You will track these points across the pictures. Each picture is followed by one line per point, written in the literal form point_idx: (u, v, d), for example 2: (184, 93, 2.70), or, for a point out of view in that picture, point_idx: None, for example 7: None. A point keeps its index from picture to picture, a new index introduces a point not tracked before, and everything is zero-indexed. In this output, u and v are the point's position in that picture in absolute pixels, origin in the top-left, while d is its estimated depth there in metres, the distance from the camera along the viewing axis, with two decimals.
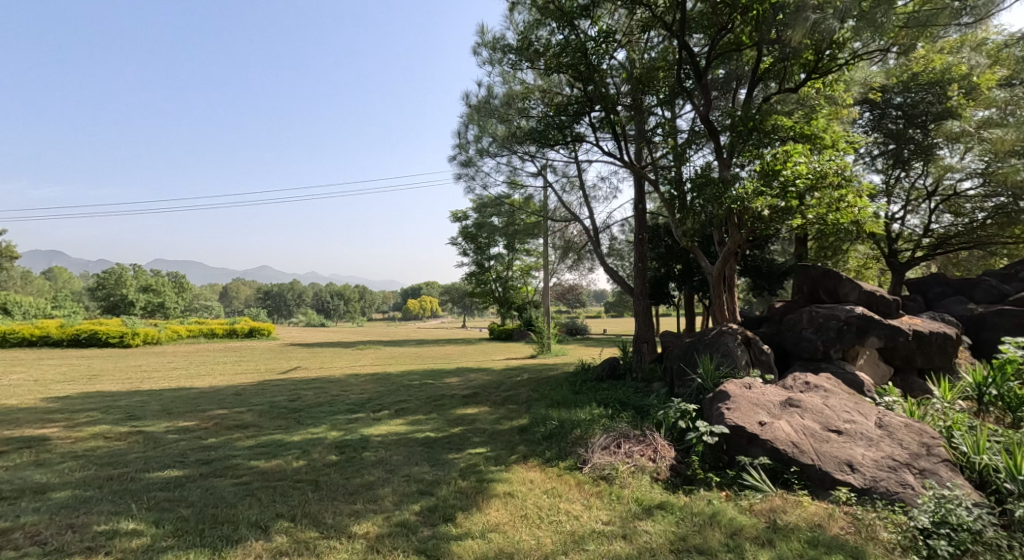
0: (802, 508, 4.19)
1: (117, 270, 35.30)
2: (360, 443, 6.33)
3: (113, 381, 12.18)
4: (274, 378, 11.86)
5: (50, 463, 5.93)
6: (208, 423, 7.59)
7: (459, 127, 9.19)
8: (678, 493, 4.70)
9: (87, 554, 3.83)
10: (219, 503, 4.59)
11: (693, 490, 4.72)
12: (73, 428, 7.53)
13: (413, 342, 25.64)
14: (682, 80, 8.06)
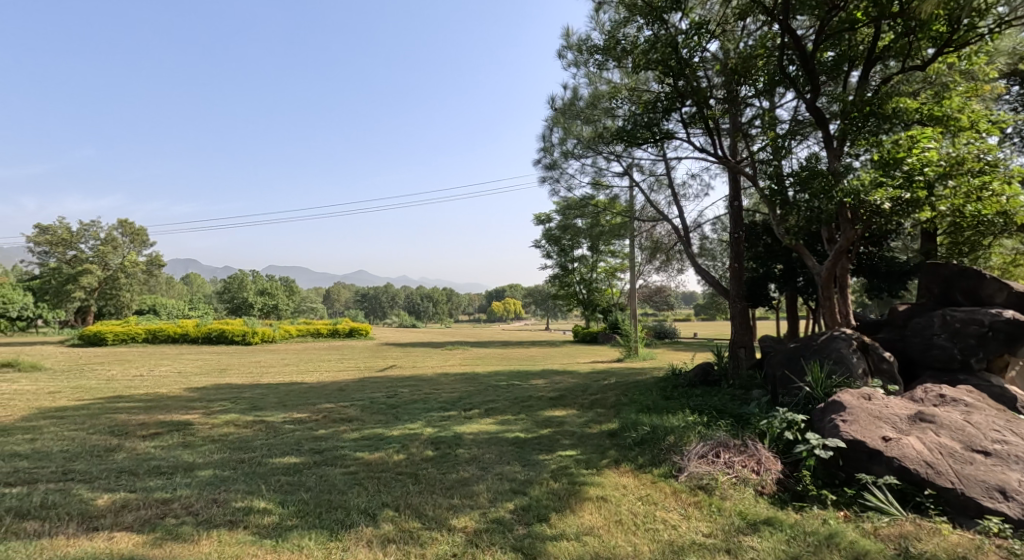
0: (941, 537, 3.78)
1: (238, 276, 39.15)
2: (455, 440, 6.57)
3: (239, 374, 13.55)
4: (373, 376, 12.59)
5: (193, 446, 6.68)
6: (318, 416, 8.20)
7: (545, 130, 9.26)
8: (787, 509, 4.44)
9: (229, 526, 4.19)
10: (332, 489, 4.94)
11: (805, 507, 4.43)
12: (209, 415, 8.44)
13: (499, 343, 26.10)
14: (784, 67, 7.53)
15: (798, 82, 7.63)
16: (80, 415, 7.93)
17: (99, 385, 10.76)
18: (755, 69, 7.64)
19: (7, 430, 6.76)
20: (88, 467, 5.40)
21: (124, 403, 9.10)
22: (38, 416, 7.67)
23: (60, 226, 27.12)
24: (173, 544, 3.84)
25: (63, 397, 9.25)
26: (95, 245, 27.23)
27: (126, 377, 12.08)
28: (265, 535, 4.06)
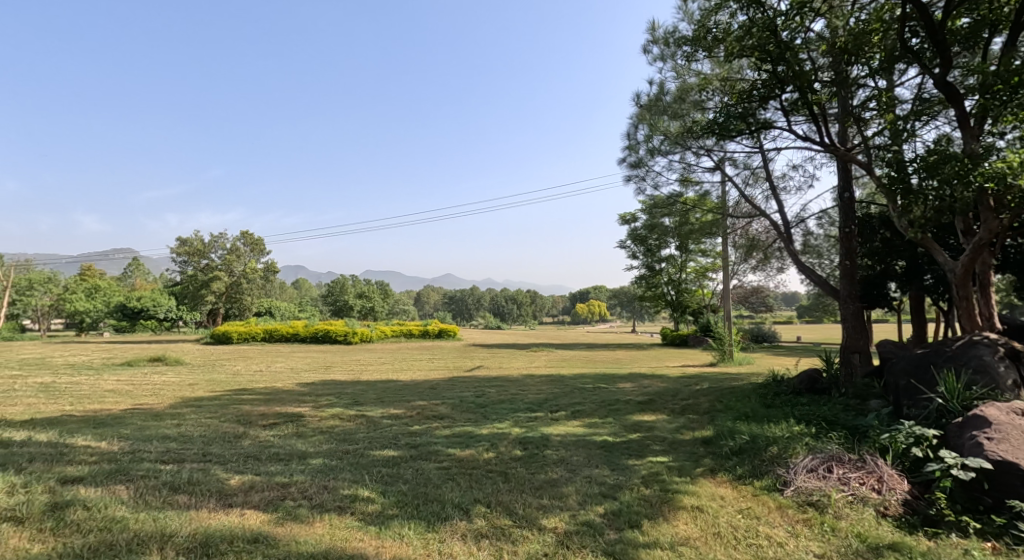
0: None
1: (339, 280, 41.87)
2: (542, 440, 6.68)
3: (342, 371, 14.56)
4: (462, 375, 13.02)
5: (305, 436, 7.29)
6: (413, 412, 8.65)
7: (629, 128, 9.13)
8: (917, 535, 4.11)
9: (338, 511, 4.50)
10: (427, 483, 5.20)
11: (940, 534, 4.07)
12: (318, 408, 9.17)
13: (584, 346, 25.91)
14: (905, 41, 6.84)
15: (923, 56, 6.92)
16: (213, 404, 8.91)
17: (226, 379, 12.03)
18: (871, 45, 6.96)
19: (158, 415, 7.76)
20: (222, 451, 6.09)
21: (248, 395, 10.11)
22: (181, 404, 8.73)
23: (196, 237, 30.30)
24: (292, 524, 4.17)
25: (199, 388, 10.43)
26: (222, 255, 30.20)
27: (248, 372, 13.38)
28: (369, 522, 4.29)
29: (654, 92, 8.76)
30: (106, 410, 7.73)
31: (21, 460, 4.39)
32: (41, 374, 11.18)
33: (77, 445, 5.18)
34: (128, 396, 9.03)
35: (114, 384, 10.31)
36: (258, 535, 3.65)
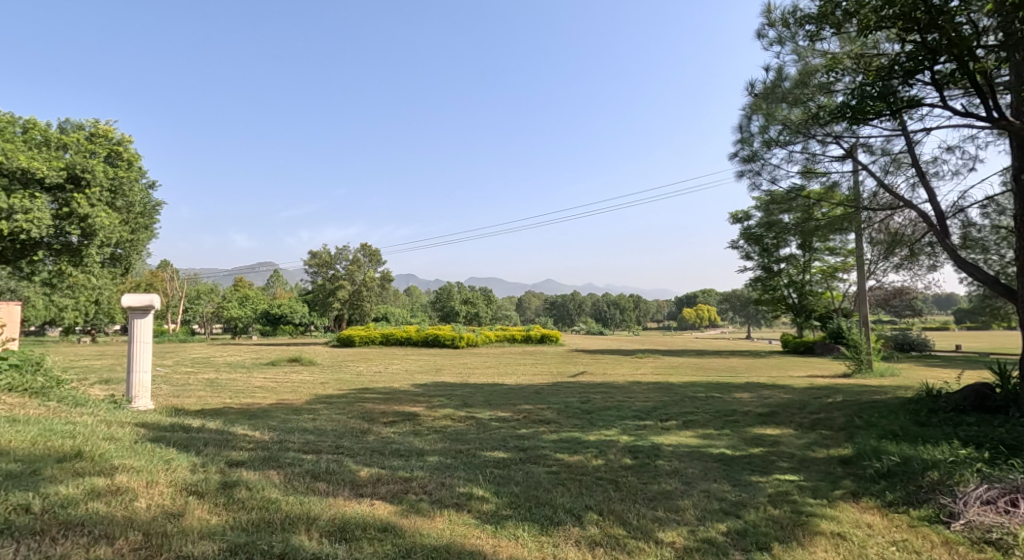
0: None
1: (447, 287, 43.68)
2: (654, 450, 6.53)
3: (452, 374, 15.19)
4: (567, 381, 13.04)
5: (421, 434, 7.71)
6: (520, 415, 8.82)
7: (743, 120, 8.69)
8: None
9: (456, 508, 4.68)
10: (538, 486, 5.25)
11: None
12: (431, 409, 9.64)
13: (695, 352, 24.83)
14: None
15: None
16: (341, 402, 9.71)
17: (351, 378, 13.06)
18: None
19: (297, 409, 8.61)
20: (351, 445, 6.63)
21: (370, 394, 10.89)
22: (314, 400, 9.60)
23: (324, 250, 33.12)
24: (416, 516, 4.41)
25: (329, 386, 11.42)
26: (346, 265, 32.84)
27: (369, 373, 14.42)
28: (485, 520, 4.44)
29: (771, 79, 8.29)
30: (255, 404, 8.73)
31: (199, 443, 5.09)
32: (205, 371, 12.88)
33: (237, 433, 5.91)
34: (272, 392, 10.12)
35: (261, 380, 11.60)
36: (387, 525, 3.94)
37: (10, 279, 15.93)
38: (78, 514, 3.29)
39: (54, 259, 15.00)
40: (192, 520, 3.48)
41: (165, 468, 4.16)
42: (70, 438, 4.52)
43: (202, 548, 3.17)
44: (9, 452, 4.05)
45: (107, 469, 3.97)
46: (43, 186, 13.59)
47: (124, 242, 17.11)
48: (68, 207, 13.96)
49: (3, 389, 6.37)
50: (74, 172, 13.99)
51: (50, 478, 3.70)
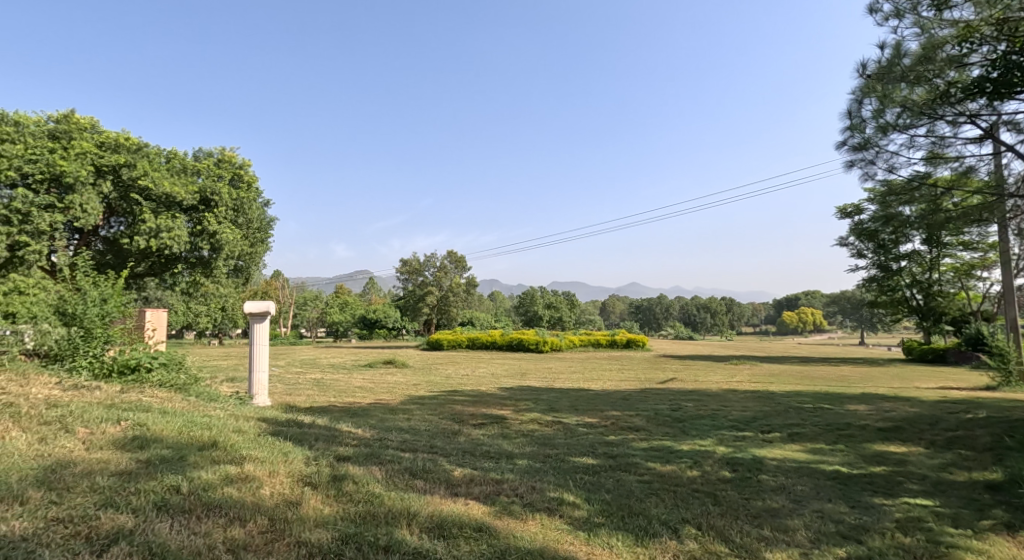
0: None
1: (531, 291, 44.06)
2: (755, 463, 6.22)
3: (537, 378, 15.28)
4: (656, 387, 12.72)
5: (509, 437, 7.84)
6: (607, 422, 8.71)
7: (853, 105, 7.89)
8: None
9: (548, 512, 4.72)
10: (631, 495, 5.16)
11: None
12: (518, 412, 9.75)
13: (799, 360, 23.24)
14: None
15: None
16: (432, 403, 10.09)
17: (441, 381, 13.52)
18: None
19: (392, 409, 9.05)
20: (444, 445, 6.88)
21: (459, 396, 11.22)
22: (408, 401, 10.04)
23: (413, 258, 34.62)
24: (509, 518, 4.50)
25: (421, 388, 11.90)
26: (433, 272, 34.05)
27: (458, 375, 14.86)
28: (578, 527, 4.45)
29: (886, 58, 7.43)
30: (355, 403, 9.29)
31: (310, 438, 5.50)
32: (310, 371, 13.88)
33: (342, 430, 6.32)
34: (370, 392, 10.72)
35: (360, 381, 12.32)
36: (483, 525, 4.07)
37: (156, 290, 18.08)
38: (216, 497, 3.68)
39: (189, 272, 16.81)
40: (309, 509, 3.78)
41: (284, 460, 4.55)
42: (205, 429, 5.07)
43: (318, 535, 3.44)
44: (159, 439, 4.61)
45: (237, 458, 4.40)
46: (182, 208, 15.55)
47: (244, 255, 18.86)
48: (200, 225, 15.71)
49: (153, 385, 7.23)
50: (205, 194, 15.81)
51: (193, 463, 4.17)
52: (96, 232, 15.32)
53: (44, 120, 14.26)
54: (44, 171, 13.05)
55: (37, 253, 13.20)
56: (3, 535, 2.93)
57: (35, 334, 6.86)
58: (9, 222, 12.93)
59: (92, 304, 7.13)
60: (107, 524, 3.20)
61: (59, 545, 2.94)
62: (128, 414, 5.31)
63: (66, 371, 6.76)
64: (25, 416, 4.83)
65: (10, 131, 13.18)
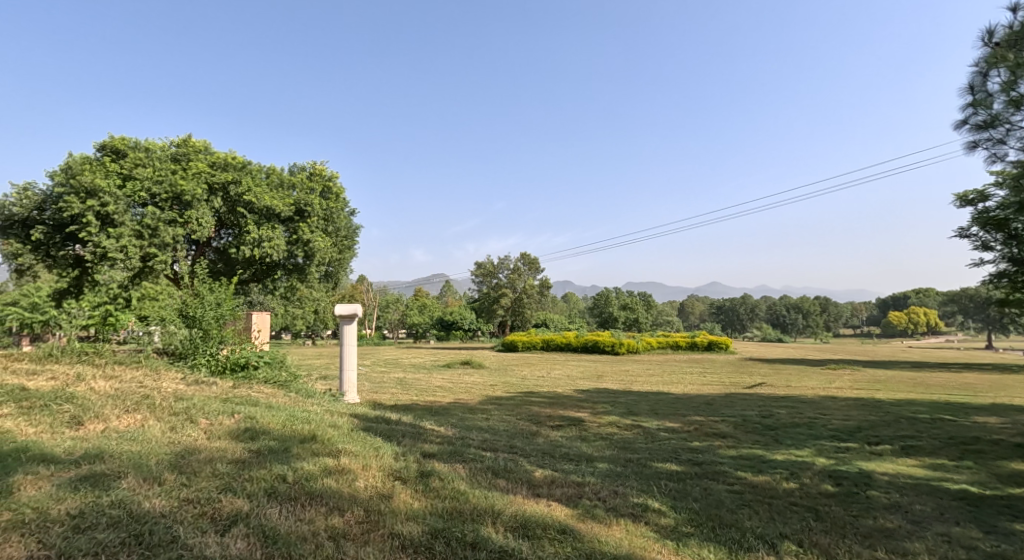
0: None
1: (606, 292, 43.45)
2: (862, 478, 5.77)
3: (614, 381, 15.03)
4: (742, 392, 12.14)
5: (588, 440, 7.77)
6: (691, 427, 8.41)
7: (976, 77, 7.09)
8: None
9: (632, 518, 4.63)
10: (720, 505, 4.94)
11: None
12: (597, 415, 9.65)
13: (909, 365, 21.32)
14: None
15: None
16: (510, 403, 10.19)
17: (518, 382, 13.62)
18: None
19: (471, 409, 9.23)
20: (524, 446, 6.93)
21: (536, 398, 11.27)
22: (486, 401, 10.19)
23: (487, 261, 35.23)
24: (593, 522, 4.45)
25: (498, 388, 12.04)
26: (507, 274, 34.46)
27: (534, 377, 14.94)
28: (665, 535, 4.32)
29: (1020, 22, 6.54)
30: (436, 402, 9.55)
31: (398, 434, 5.72)
32: (393, 371, 14.45)
33: (426, 427, 6.54)
34: (451, 392, 10.99)
35: (440, 381, 12.66)
36: (566, 527, 4.05)
37: (259, 295, 19.46)
38: (318, 487, 3.91)
39: (287, 277, 17.93)
40: (399, 502, 3.93)
41: (375, 454, 4.76)
42: (306, 423, 5.41)
43: (409, 528, 3.56)
44: (267, 431, 4.98)
45: (333, 451, 4.66)
46: (280, 219, 16.65)
47: (335, 261, 19.92)
48: (296, 234, 16.76)
49: (260, 381, 7.81)
50: (299, 206, 16.87)
51: (295, 455, 4.45)
52: (210, 243, 16.77)
53: (167, 145, 15.89)
54: (168, 191, 14.58)
55: (163, 263, 14.88)
56: (146, 511, 3.28)
57: (163, 334, 7.70)
58: (141, 236, 14.52)
59: (209, 307, 7.84)
60: (227, 506, 3.48)
61: (190, 523, 3.24)
62: (240, 407, 5.77)
63: (189, 368, 7.49)
64: (158, 407, 5.40)
65: (141, 156, 14.80)
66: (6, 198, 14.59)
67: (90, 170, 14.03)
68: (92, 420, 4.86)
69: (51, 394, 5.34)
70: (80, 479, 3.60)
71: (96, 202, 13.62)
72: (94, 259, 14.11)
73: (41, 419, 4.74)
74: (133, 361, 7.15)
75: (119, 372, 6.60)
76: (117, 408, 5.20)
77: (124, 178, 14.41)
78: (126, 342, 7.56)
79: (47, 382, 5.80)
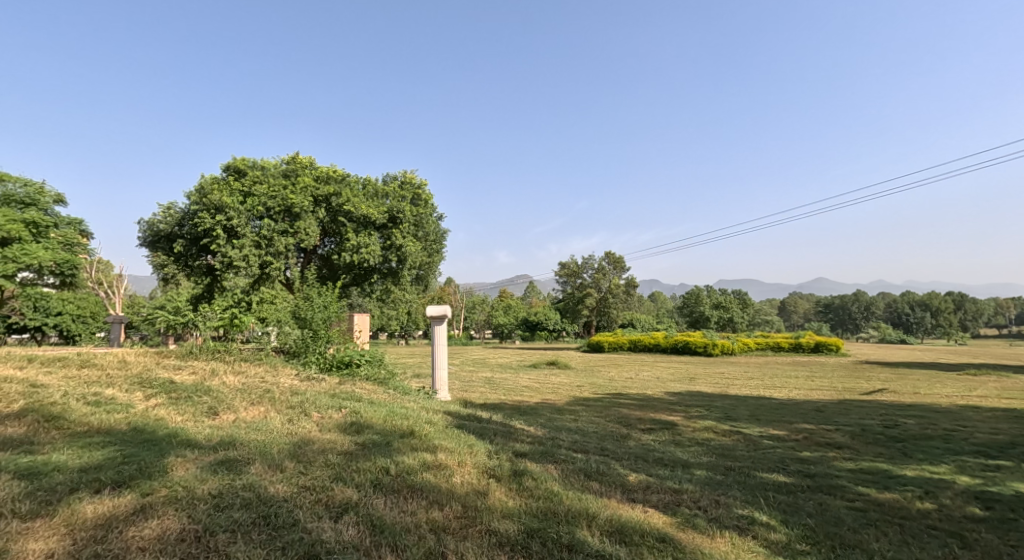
0: None
1: (696, 290, 41.68)
2: (1015, 502, 5.02)
3: (708, 383, 14.34)
4: (857, 398, 11.10)
5: (683, 445, 7.40)
6: (799, 436, 7.78)
7: None
8: None
9: (738, 531, 4.32)
10: (840, 523, 4.50)
11: None
12: (691, 419, 9.20)
13: None
14: None
15: None
16: (599, 405, 9.97)
17: (606, 383, 13.35)
18: None
19: (559, 409, 9.13)
20: (614, 448, 6.72)
21: (625, 399, 10.96)
22: (573, 402, 10.04)
23: (571, 260, 34.99)
24: (694, 532, 4.20)
25: (585, 389, 11.86)
26: (592, 274, 34.03)
27: (622, 378, 14.56)
28: (777, 552, 3.99)
29: None
30: (524, 401, 9.55)
31: (490, 433, 5.74)
32: (481, 370, 14.66)
33: (517, 427, 6.51)
34: (538, 391, 10.95)
35: (526, 381, 12.68)
36: (666, 536, 3.83)
37: (357, 298, 20.46)
38: (417, 481, 3.98)
39: (381, 281, 18.75)
40: (495, 500, 3.91)
41: (469, 451, 4.79)
42: (404, 419, 5.56)
43: (506, 526, 3.52)
44: (371, 425, 5.16)
45: (431, 447, 4.74)
46: (375, 226, 17.43)
47: (424, 265, 20.59)
48: (389, 240, 17.47)
49: (362, 378, 8.15)
50: (392, 213, 17.58)
51: (396, 448, 4.57)
52: (315, 250, 17.86)
53: (279, 162, 17.22)
54: (280, 204, 15.81)
55: (278, 270, 16.01)
56: (271, 495, 3.48)
57: (279, 334, 8.28)
58: (259, 246, 15.83)
59: (319, 309, 8.32)
60: (339, 495, 3.61)
61: (308, 508, 3.40)
62: (347, 403, 6.03)
63: (301, 365, 7.99)
64: (278, 400, 5.79)
65: (258, 174, 16.17)
66: (155, 217, 16.67)
67: (217, 188, 15.60)
68: (224, 411, 5.28)
69: (192, 386, 5.91)
70: (218, 463, 3.89)
71: (223, 217, 15.12)
72: (221, 267, 15.61)
73: (185, 408, 5.25)
74: (255, 358, 7.74)
75: (244, 367, 7.21)
76: (244, 400, 5.63)
77: (245, 194, 15.89)
78: (249, 341, 8.19)
79: (189, 375, 6.43)
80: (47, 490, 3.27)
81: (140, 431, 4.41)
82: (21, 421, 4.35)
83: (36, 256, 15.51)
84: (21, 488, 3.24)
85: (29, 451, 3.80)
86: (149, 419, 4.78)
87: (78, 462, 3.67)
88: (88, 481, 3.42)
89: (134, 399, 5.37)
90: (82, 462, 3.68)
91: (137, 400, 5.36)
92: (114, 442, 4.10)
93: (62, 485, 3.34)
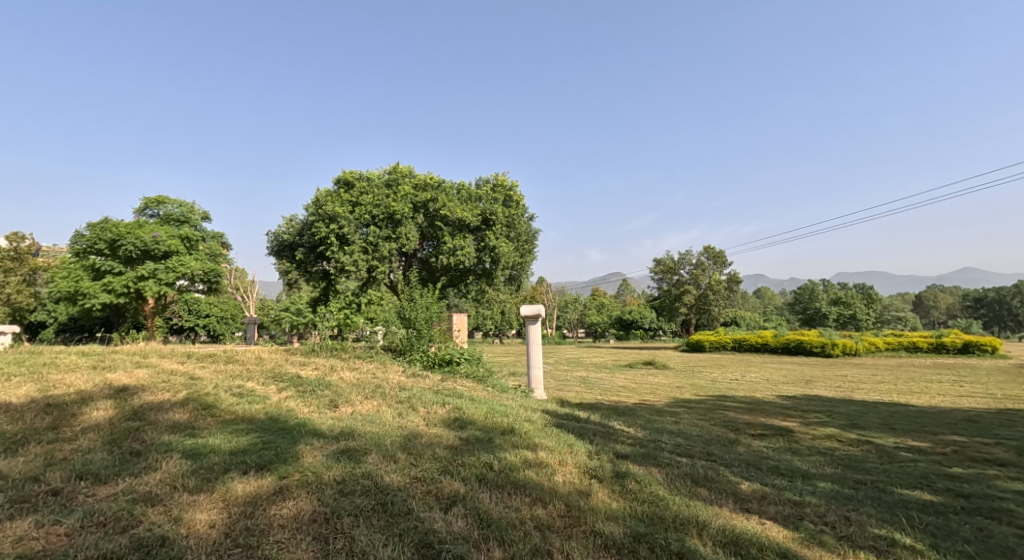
0: None
1: (810, 285, 38.47)
2: None
3: (826, 387, 13.13)
4: (1018, 407, 9.61)
5: (802, 453, 6.79)
6: (945, 449, 6.86)
7: None
8: None
9: (876, 553, 3.85)
10: (1008, 554, 3.86)
11: None
12: (809, 426, 8.45)
13: None
14: None
15: None
16: (703, 407, 9.45)
17: (710, 384, 12.66)
18: None
19: (661, 411, 8.75)
20: (724, 454, 6.30)
21: (731, 402, 10.32)
22: (675, 404, 9.59)
23: (667, 256, 33.71)
24: (822, 551, 3.79)
25: (686, 391, 11.33)
26: (691, 270, 32.54)
27: (727, 379, 13.70)
28: None
29: None
30: (622, 402, 9.26)
31: (589, 433, 5.59)
32: (577, 369, 14.46)
33: (618, 428, 6.29)
34: (636, 392, 10.60)
35: (624, 381, 12.33)
36: (787, 551, 3.49)
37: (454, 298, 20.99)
38: (520, 478, 3.94)
39: (477, 282, 19.11)
40: (598, 501, 3.77)
41: (571, 451, 4.69)
42: (505, 416, 5.56)
43: (611, 529, 3.37)
44: (473, 421, 5.20)
45: (532, 445, 4.69)
46: (470, 229, 17.80)
47: (517, 265, 20.74)
48: (484, 242, 17.76)
49: (462, 375, 8.30)
50: (486, 215, 17.86)
51: (498, 445, 4.56)
52: (416, 254, 18.56)
53: (382, 172, 18.03)
54: (384, 212, 16.65)
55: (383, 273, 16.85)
56: (387, 484, 3.59)
57: (387, 333, 8.67)
58: (367, 251, 16.73)
59: (421, 309, 8.59)
60: (448, 487, 3.65)
61: (420, 498, 3.46)
62: (450, 399, 6.15)
63: (406, 363, 8.29)
64: (387, 395, 6.02)
65: (364, 185, 17.01)
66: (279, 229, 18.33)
67: (330, 199, 16.67)
68: (343, 404, 5.58)
69: (316, 380, 6.32)
70: (340, 452, 4.09)
71: (336, 226, 16.17)
72: (335, 272, 16.71)
73: (310, 400, 5.60)
74: (367, 356, 8.16)
75: (358, 364, 7.61)
76: (359, 394, 5.92)
77: (353, 204, 16.83)
78: (360, 340, 8.67)
79: (312, 370, 6.90)
80: (207, 469, 3.60)
81: (275, 420, 4.76)
82: (184, 407, 4.87)
83: (190, 267, 17.30)
84: (187, 466, 3.58)
85: (191, 434, 4.22)
86: (281, 409, 5.15)
87: (229, 446, 4.01)
88: (237, 463, 3.71)
89: (269, 391, 5.84)
90: (232, 446, 4.01)
91: (271, 392, 5.80)
92: (255, 429, 4.45)
93: (218, 465, 3.66)
